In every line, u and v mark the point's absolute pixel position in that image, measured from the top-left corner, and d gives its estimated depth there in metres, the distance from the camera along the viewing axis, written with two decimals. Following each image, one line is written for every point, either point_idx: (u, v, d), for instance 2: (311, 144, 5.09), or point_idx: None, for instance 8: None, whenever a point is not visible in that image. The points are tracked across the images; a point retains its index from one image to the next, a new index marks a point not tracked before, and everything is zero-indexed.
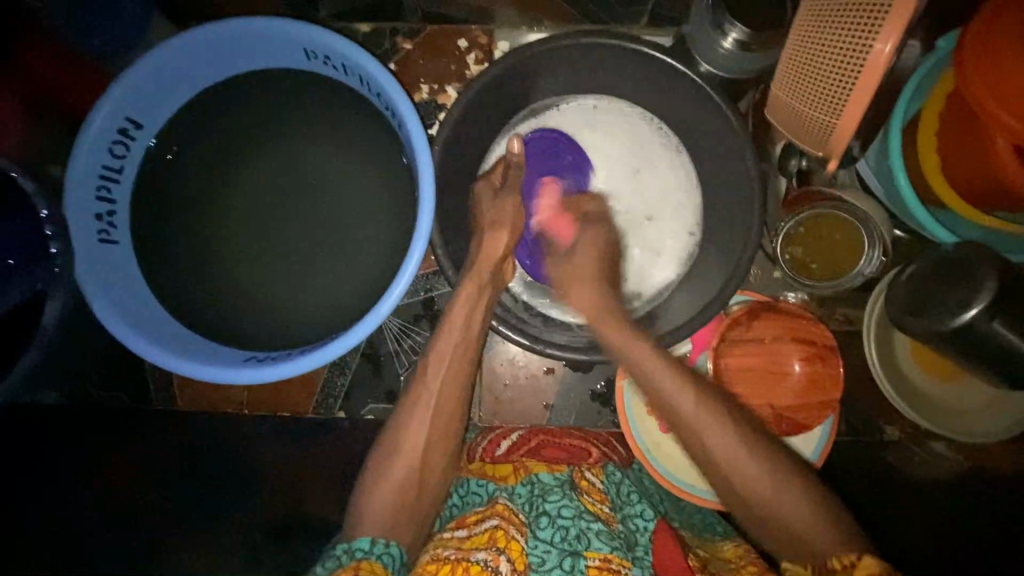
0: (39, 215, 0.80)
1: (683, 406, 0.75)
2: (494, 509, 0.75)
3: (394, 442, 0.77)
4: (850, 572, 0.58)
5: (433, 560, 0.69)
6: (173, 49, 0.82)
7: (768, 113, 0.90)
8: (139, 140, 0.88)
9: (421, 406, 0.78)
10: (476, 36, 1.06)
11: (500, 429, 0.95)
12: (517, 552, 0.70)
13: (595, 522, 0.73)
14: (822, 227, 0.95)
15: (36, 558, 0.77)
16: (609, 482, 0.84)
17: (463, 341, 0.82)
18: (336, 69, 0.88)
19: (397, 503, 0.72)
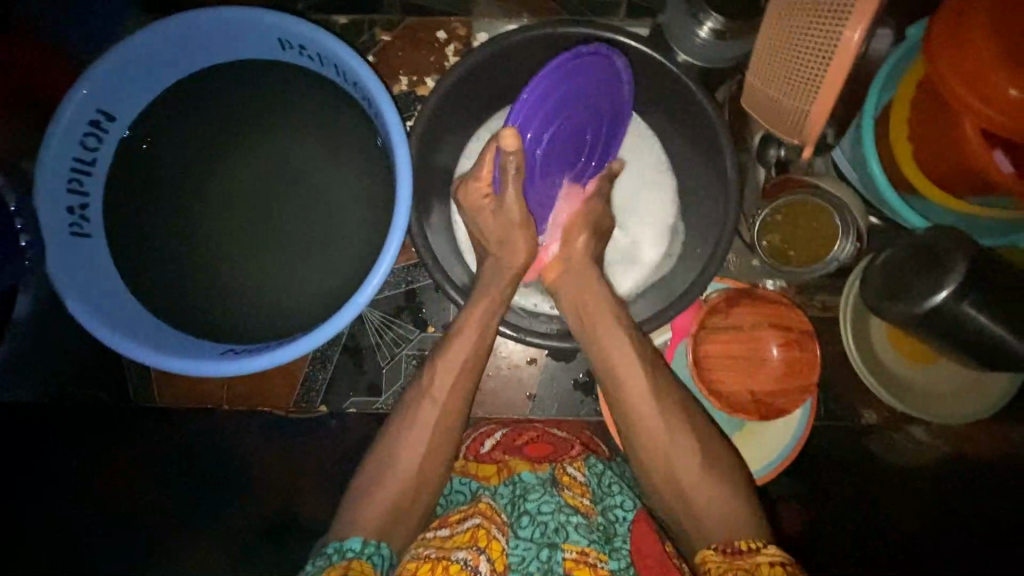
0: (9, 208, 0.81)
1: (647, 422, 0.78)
2: (476, 507, 0.76)
3: (411, 417, 0.80)
4: (753, 554, 0.63)
5: (415, 558, 0.69)
6: (144, 41, 0.81)
7: (744, 102, 0.91)
8: (112, 132, 0.87)
9: (428, 405, 0.80)
10: (455, 27, 1.06)
11: (485, 427, 0.94)
12: (498, 551, 0.71)
13: (575, 514, 0.75)
14: (797, 214, 0.97)
15: (36, 559, 0.77)
16: (591, 473, 0.83)
17: (477, 344, 0.83)
18: (312, 59, 0.87)
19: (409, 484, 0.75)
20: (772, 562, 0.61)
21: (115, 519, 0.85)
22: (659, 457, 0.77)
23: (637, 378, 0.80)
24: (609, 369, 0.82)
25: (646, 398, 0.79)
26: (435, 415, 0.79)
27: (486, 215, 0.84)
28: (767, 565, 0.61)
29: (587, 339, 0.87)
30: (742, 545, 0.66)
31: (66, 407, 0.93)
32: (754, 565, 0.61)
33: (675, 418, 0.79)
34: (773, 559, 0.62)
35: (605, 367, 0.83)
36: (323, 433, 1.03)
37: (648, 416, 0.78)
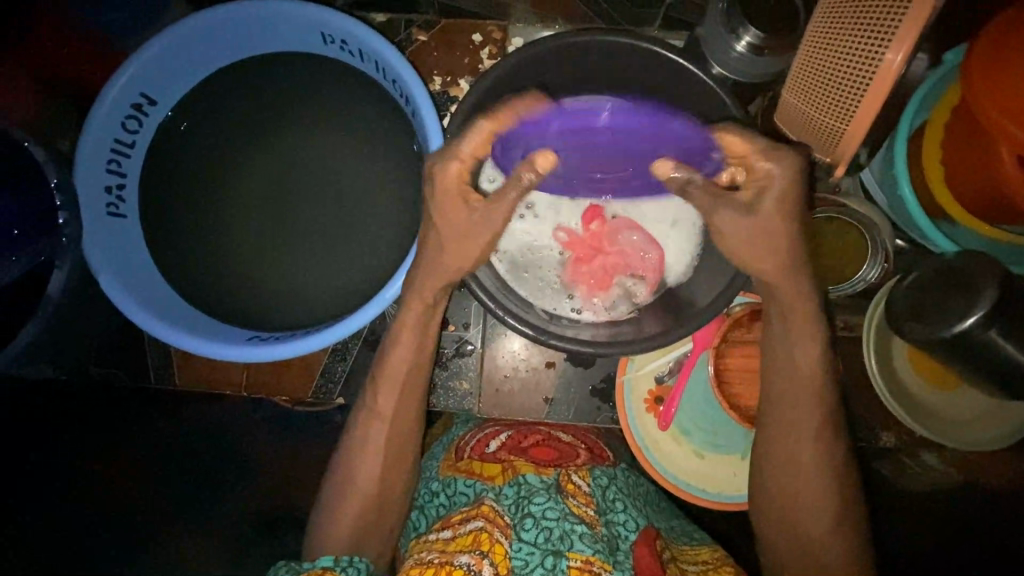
0: (50, 186, 0.80)
1: (797, 453, 0.79)
2: (478, 510, 0.76)
3: (364, 433, 0.82)
4: None
5: (417, 564, 0.72)
6: (189, 28, 0.82)
7: (777, 118, 0.91)
8: (153, 116, 0.89)
9: (377, 423, 0.82)
10: (491, 31, 1.07)
11: (490, 428, 0.96)
12: (500, 556, 0.71)
13: (579, 524, 0.75)
14: (824, 233, 0.97)
15: (37, 558, 0.97)
16: (595, 485, 0.84)
17: (417, 347, 0.83)
18: (352, 55, 0.88)
19: (367, 490, 0.81)
20: None
21: (115, 519, 1.01)
22: (784, 484, 0.80)
23: (809, 416, 0.79)
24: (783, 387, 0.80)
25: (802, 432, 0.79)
26: (388, 425, 0.82)
27: (456, 210, 0.76)
28: None
29: (609, 346, 0.86)
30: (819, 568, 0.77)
31: (69, 406, 1.01)
32: None
33: (817, 456, 0.78)
34: None
35: (784, 383, 0.80)
36: (338, 426, 1.03)
37: (795, 447, 0.79)
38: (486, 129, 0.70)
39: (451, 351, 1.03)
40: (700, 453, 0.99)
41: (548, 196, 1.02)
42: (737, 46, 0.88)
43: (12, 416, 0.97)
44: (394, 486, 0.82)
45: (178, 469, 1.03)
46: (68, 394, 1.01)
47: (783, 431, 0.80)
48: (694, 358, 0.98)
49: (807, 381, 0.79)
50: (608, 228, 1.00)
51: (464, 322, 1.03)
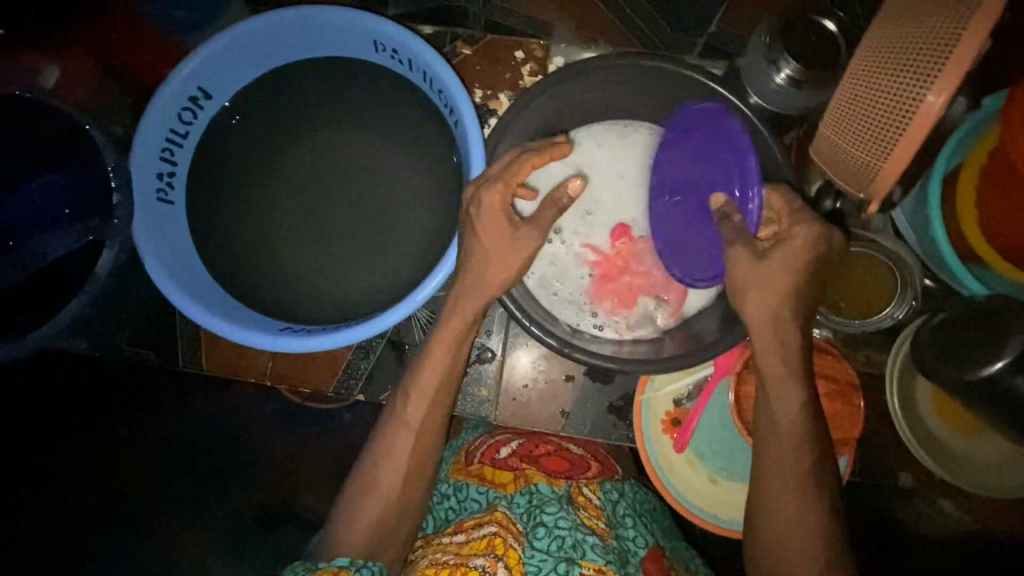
0: (108, 171, 0.85)
1: (779, 503, 0.76)
2: (492, 516, 0.77)
3: (390, 440, 0.81)
4: None
5: (434, 564, 0.72)
6: (250, 30, 0.87)
7: (811, 151, 0.93)
8: (207, 109, 0.93)
9: (404, 432, 0.81)
10: (533, 48, 1.09)
11: (501, 435, 0.97)
12: (515, 560, 0.71)
13: (590, 535, 0.75)
14: (852, 268, 0.96)
15: (38, 558, 1.05)
16: (606, 499, 0.85)
17: (450, 366, 0.83)
18: (401, 64, 0.92)
19: (391, 491, 0.79)
20: None
21: (116, 519, 1.09)
22: (775, 533, 0.77)
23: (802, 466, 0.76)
24: (770, 435, 0.79)
25: (802, 483, 0.76)
26: (414, 435, 0.81)
27: (495, 227, 0.81)
28: None
29: (632, 363, 0.87)
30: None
31: (70, 406, 1.07)
32: None
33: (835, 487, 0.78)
34: None
35: (770, 430, 0.79)
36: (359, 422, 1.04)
37: (782, 499, 0.76)
38: (526, 157, 0.80)
39: (471, 357, 1.04)
40: (711, 478, 0.99)
41: (572, 217, 1.01)
42: (777, 77, 0.89)
43: (13, 416, 1.05)
44: (415, 490, 0.81)
45: (178, 469, 1.11)
46: (68, 394, 1.07)
47: (766, 475, 0.78)
48: (713, 384, 0.98)
49: (796, 432, 0.77)
50: (636, 249, 1.01)
51: (486, 329, 1.04)
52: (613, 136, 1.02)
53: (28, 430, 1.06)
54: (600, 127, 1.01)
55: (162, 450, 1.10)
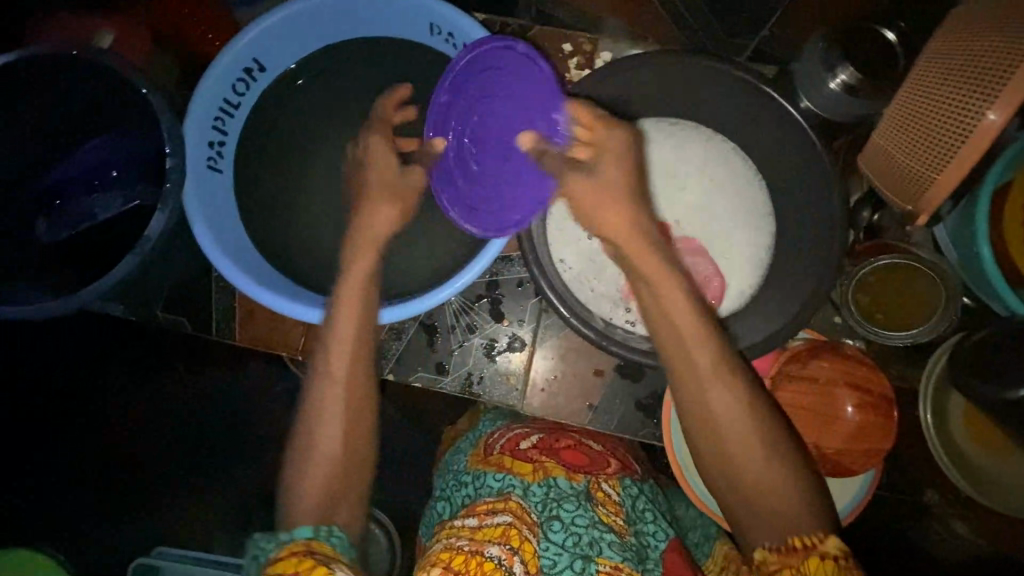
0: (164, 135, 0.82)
1: (733, 486, 0.67)
2: (507, 505, 0.76)
3: (317, 395, 0.77)
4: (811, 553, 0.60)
5: (446, 549, 0.70)
6: (307, 5, 0.87)
7: (859, 162, 0.92)
8: (259, 82, 0.93)
9: (328, 386, 0.77)
10: (581, 41, 1.08)
11: (520, 428, 0.95)
12: (530, 553, 0.72)
13: (609, 532, 0.77)
14: (892, 280, 0.96)
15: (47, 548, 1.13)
16: (626, 495, 0.86)
17: (361, 311, 0.80)
18: (455, 47, 0.92)
19: (334, 436, 0.75)
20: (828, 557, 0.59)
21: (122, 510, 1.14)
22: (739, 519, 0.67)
23: (754, 447, 0.67)
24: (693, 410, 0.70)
25: (763, 466, 0.66)
26: (337, 387, 0.77)
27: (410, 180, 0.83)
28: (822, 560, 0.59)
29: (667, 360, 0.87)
30: (797, 543, 0.61)
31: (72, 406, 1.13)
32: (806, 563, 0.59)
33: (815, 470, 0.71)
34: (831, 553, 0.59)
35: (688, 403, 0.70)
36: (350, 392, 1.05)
37: (743, 481, 0.67)
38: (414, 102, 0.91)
39: (502, 345, 1.04)
40: None
41: None
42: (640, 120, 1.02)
43: (12, 416, 1.12)
44: (359, 440, 0.76)
45: (180, 467, 1.16)
46: (67, 394, 1.13)
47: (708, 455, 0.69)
48: None
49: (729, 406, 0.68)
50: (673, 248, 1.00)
51: (519, 319, 1.04)
52: (660, 134, 1.03)
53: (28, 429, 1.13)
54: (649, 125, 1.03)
55: (180, 432, 1.16)
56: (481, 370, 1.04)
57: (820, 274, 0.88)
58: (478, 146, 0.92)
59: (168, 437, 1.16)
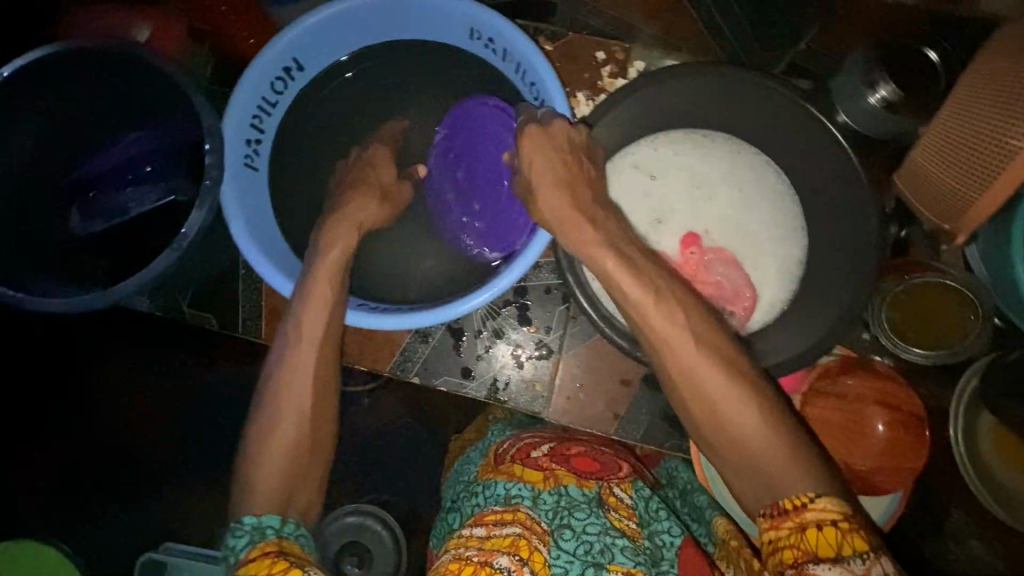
0: (204, 144, 0.82)
1: (719, 452, 0.65)
2: (515, 515, 0.73)
3: (291, 358, 0.76)
4: (802, 514, 0.56)
5: (456, 560, 0.67)
6: (349, 6, 0.87)
7: (895, 179, 0.93)
8: (297, 80, 0.93)
9: (305, 345, 0.77)
10: (615, 50, 1.07)
11: (531, 437, 0.91)
12: (539, 562, 0.69)
13: (621, 538, 0.74)
14: (925, 298, 0.95)
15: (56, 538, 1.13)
16: (638, 497, 0.82)
17: (336, 280, 0.82)
18: (495, 53, 0.92)
19: (302, 406, 0.74)
20: (822, 522, 0.54)
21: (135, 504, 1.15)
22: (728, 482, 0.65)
23: (736, 409, 0.64)
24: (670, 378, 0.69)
25: (751, 429, 0.63)
26: (317, 348, 0.77)
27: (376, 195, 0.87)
28: (816, 526, 0.54)
29: None
30: (787, 504, 0.58)
31: (90, 399, 1.14)
32: (801, 531, 0.55)
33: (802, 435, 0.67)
34: (825, 518, 0.54)
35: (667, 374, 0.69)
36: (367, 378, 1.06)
37: (725, 447, 0.65)
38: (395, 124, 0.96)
39: (529, 351, 1.04)
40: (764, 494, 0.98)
41: (646, 223, 1.01)
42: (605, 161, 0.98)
43: (28, 408, 1.12)
44: (324, 416, 0.76)
45: (194, 463, 1.16)
46: (85, 388, 1.14)
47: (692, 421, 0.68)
48: None
49: (702, 365, 0.66)
50: (705, 258, 1.00)
51: (546, 326, 1.04)
52: (690, 145, 1.02)
53: (42, 422, 1.13)
54: (683, 135, 1.02)
55: (193, 428, 1.16)
56: (508, 375, 1.04)
57: (852, 291, 0.88)
58: (463, 190, 0.96)
59: (180, 433, 1.17)
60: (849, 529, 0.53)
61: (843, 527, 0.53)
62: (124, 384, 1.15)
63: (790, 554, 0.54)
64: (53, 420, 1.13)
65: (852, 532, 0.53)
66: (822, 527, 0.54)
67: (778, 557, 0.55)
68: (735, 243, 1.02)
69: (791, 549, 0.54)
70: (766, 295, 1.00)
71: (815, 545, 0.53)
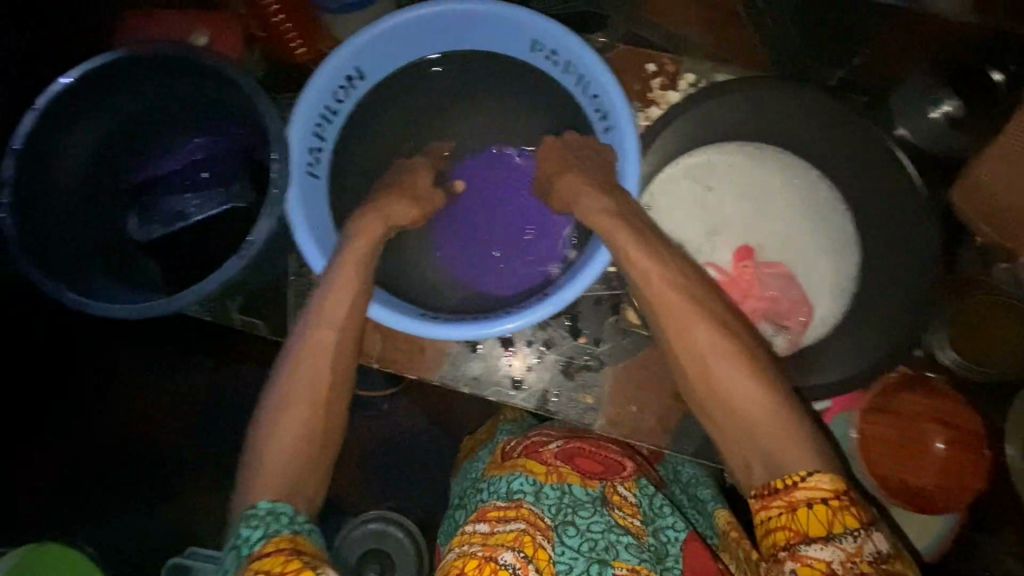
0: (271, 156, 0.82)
1: (732, 432, 0.69)
2: (518, 511, 0.73)
3: (305, 343, 0.77)
4: (793, 492, 0.62)
5: (459, 556, 0.69)
6: (414, 16, 0.88)
7: (952, 193, 0.90)
8: (358, 89, 0.93)
9: (326, 327, 0.77)
10: (666, 62, 1.03)
11: (537, 436, 0.89)
12: (545, 560, 0.70)
13: (625, 535, 0.76)
14: (988, 316, 0.94)
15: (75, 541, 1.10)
16: (642, 495, 0.84)
17: (359, 271, 0.81)
18: (556, 65, 0.92)
19: (317, 389, 0.74)
20: (812, 501, 0.61)
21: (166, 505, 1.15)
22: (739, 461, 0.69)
23: (749, 389, 0.69)
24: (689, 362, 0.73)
25: (763, 411, 0.68)
26: (335, 331, 0.77)
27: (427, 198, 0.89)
28: (810, 505, 0.61)
29: None
30: (778, 483, 0.64)
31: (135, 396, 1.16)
32: (792, 510, 0.62)
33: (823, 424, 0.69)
34: (816, 497, 0.61)
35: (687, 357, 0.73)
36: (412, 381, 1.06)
37: (745, 429, 0.68)
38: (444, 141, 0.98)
39: (579, 362, 1.03)
40: None
41: (699, 237, 1.01)
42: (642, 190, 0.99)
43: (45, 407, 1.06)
44: (339, 402, 0.77)
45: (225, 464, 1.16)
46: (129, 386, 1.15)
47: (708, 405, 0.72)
48: (831, 416, 0.96)
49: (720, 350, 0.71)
50: (757, 272, 1.00)
51: (596, 337, 1.03)
52: (742, 156, 1.01)
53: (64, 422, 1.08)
54: (737, 148, 1.01)
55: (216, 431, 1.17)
56: (558, 387, 1.04)
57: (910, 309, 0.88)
58: (475, 244, 0.99)
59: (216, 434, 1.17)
60: (839, 506, 0.60)
61: (835, 504, 0.60)
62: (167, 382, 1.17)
63: (788, 535, 0.61)
64: (53, 420, 1.07)
65: (844, 508, 0.60)
66: (818, 506, 0.60)
67: (776, 539, 0.62)
68: (786, 259, 1.02)
69: (792, 531, 0.61)
70: (819, 310, 1.00)
71: (807, 523, 0.60)
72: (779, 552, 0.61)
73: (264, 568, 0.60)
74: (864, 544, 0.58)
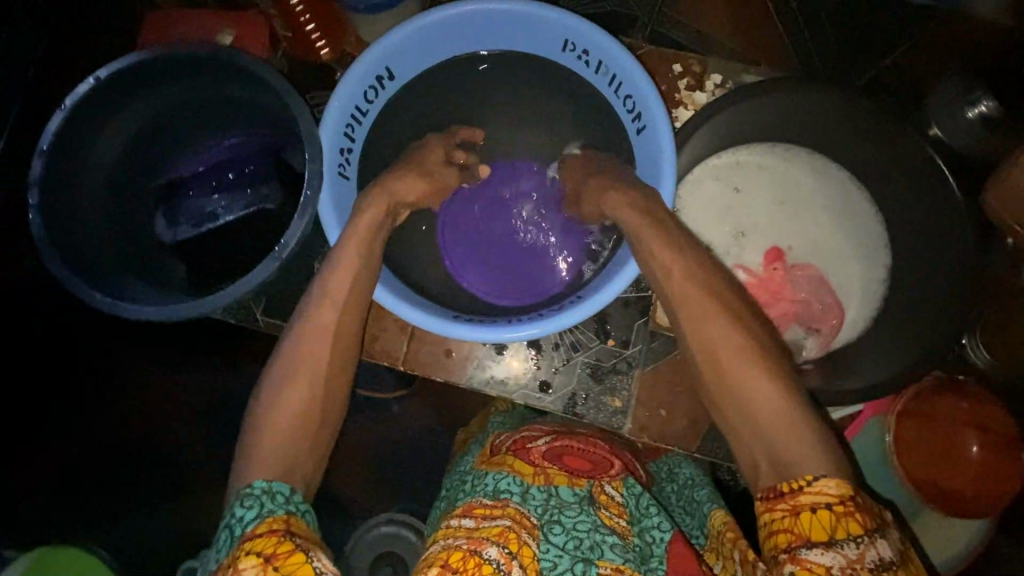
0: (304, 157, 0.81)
1: (744, 426, 0.65)
2: (505, 510, 0.68)
3: (304, 328, 0.72)
4: (801, 494, 0.57)
5: (444, 549, 0.63)
6: (445, 16, 0.87)
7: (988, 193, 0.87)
8: (387, 90, 0.93)
9: (330, 307, 0.73)
10: (691, 62, 1.02)
11: (530, 430, 0.86)
12: (528, 558, 0.65)
13: (610, 534, 0.71)
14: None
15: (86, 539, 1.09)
16: (628, 493, 0.79)
17: (365, 257, 0.77)
18: (587, 65, 0.92)
19: (315, 373, 0.70)
20: (819, 505, 0.56)
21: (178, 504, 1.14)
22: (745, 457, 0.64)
23: (769, 383, 0.65)
24: (710, 350, 0.68)
25: (781, 407, 0.63)
26: (338, 314, 0.73)
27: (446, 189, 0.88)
28: (819, 507, 0.55)
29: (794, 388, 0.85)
30: (784, 486, 0.58)
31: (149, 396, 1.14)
32: (795, 512, 0.56)
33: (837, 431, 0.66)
34: (824, 500, 0.55)
35: (706, 345, 0.68)
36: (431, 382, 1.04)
37: (762, 424, 0.63)
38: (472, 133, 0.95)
39: (608, 365, 1.03)
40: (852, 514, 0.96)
41: (729, 240, 1.01)
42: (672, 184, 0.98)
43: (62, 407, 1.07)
44: (339, 393, 0.72)
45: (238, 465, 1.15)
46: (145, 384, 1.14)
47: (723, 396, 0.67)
48: (863, 419, 0.97)
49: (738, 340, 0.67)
50: (788, 274, 1.00)
51: (624, 340, 1.02)
52: (771, 158, 1.01)
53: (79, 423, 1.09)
54: (766, 150, 1.01)
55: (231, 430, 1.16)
56: (586, 390, 1.03)
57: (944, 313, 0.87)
58: (483, 245, 0.99)
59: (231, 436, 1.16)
60: (846, 511, 0.54)
61: (840, 509, 0.54)
62: (181, 382, 1.15)
63: (787, 538, 0.56)
64: (53, 420, 1.06)
65: (851, 515, 0.55)
66: (825, 510, 0.55)
67: (776, 539, 0.57)
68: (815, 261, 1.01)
69: (795, 531, 0.55)
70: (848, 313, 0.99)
71: (809, 528, 0.55)
72: (779, 555, 0.56)
73: (252, 549, 0.56)
74: (867, 553, 0.53)
